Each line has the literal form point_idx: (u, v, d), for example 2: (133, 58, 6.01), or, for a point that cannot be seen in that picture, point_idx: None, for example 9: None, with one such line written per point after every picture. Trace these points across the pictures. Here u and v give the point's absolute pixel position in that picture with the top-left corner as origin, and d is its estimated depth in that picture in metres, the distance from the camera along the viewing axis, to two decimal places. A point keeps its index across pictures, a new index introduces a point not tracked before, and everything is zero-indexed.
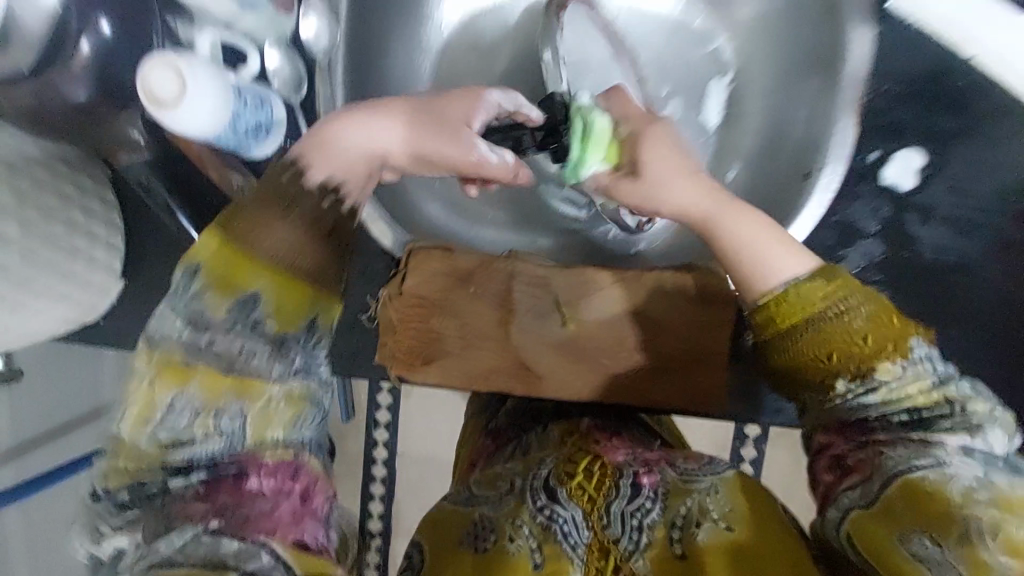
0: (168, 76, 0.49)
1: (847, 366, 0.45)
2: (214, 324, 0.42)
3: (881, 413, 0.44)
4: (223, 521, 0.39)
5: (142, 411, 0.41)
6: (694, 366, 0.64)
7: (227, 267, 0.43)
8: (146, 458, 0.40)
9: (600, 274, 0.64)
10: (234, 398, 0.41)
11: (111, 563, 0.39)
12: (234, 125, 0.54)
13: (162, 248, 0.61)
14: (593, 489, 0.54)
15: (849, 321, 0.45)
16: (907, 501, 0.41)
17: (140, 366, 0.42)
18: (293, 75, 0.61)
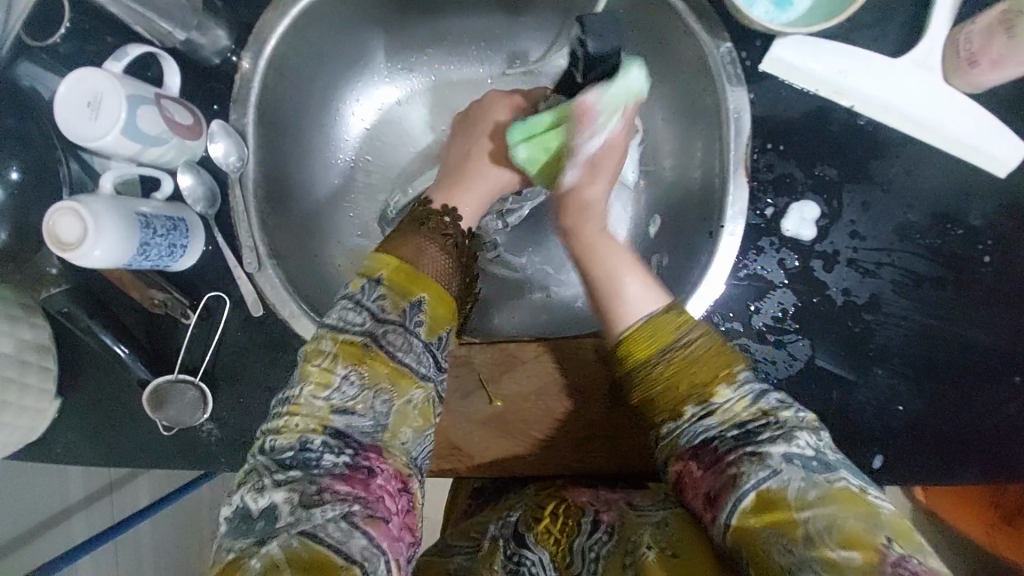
0: (72, 221, 0.52)
1: (699, 394, 0.50)
2: (389, 320, 0.53)
3: (710, 430, 0.48)
4: (359, 508, 0.44)
5: (320, 380, 0.49)
6: (624, 430, 0.63)
7: (401, 280, 0.54)
8: (318, 416, 0.48)
9: (521, 349, 0.64)
10: (388, 385, 0.51)
11: (262, 517, 0.43)
12: (143, 254, 0.57)
13: (96, 362, 0.65)
14: (557, 531, 0.55)
15: (694, 348, 0.52)
16: (760, 513, 0.42)
17: (326, 345, 0.51)
18: (207, 193, 0.62)
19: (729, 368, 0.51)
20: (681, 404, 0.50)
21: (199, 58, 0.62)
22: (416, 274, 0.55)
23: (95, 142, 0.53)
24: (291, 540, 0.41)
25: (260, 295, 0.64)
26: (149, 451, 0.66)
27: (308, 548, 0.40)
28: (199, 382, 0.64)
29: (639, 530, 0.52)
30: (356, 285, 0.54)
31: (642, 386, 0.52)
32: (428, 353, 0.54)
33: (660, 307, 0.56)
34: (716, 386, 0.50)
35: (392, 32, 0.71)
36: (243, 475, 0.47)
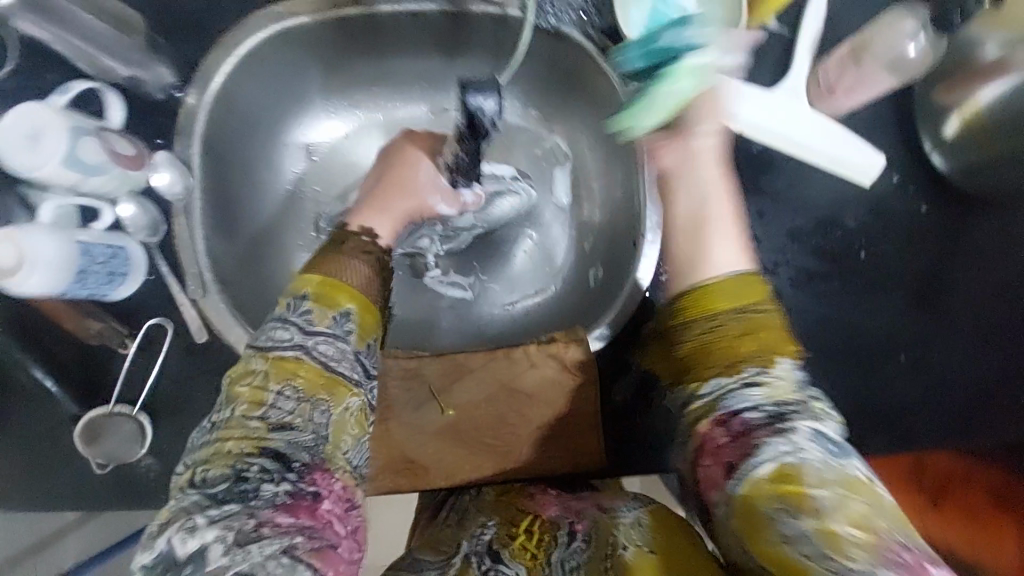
0: (6, 251, 0.52)
1: (756, 359, 0.52)
2: (318, 330, 0.51)
3: (749, 401, 0.50)
4: (306, 539, 0.43)
5: (252, 398, 0.47)
6: (571, 428, 0.67)
7: (322, 293, 0.53)
8: (248, 441, 0.45)
9: (469, 358, 0.67)
10: (325, 394, 0.49)
11: (190, 561, 0.41)
12: (80, 281, 0.58)
13: (16, 400, 0.62)
14: (533, 547, 0.56)
15: (756, 318, 0.54)
16: (774, 481, 0.45)
17: (256, 364, 0.49)
18: (148, 222, 0.63)
19: (789, 344, 0.53)
20: (733, 365, 0.52)
21: (143, 93, 0.64)
22: (341, 287, 0.55)
23: (30, 173, 0.55)
24: None
25: (205, 323, 0.64)
26: (78, 495, 0.63)
27: None
28: (139, 416, 0.62)
29: (614, 531, 0.54)
30: (279, 304, 0.53)
31: (698, 342, 0.54)
32: (359, 363, 0.52)
33: (740, 271, 0.57)
34: (771, 358, 0.52)
35: (335, 73, 0.75)
36: (176, 509, 0.44)
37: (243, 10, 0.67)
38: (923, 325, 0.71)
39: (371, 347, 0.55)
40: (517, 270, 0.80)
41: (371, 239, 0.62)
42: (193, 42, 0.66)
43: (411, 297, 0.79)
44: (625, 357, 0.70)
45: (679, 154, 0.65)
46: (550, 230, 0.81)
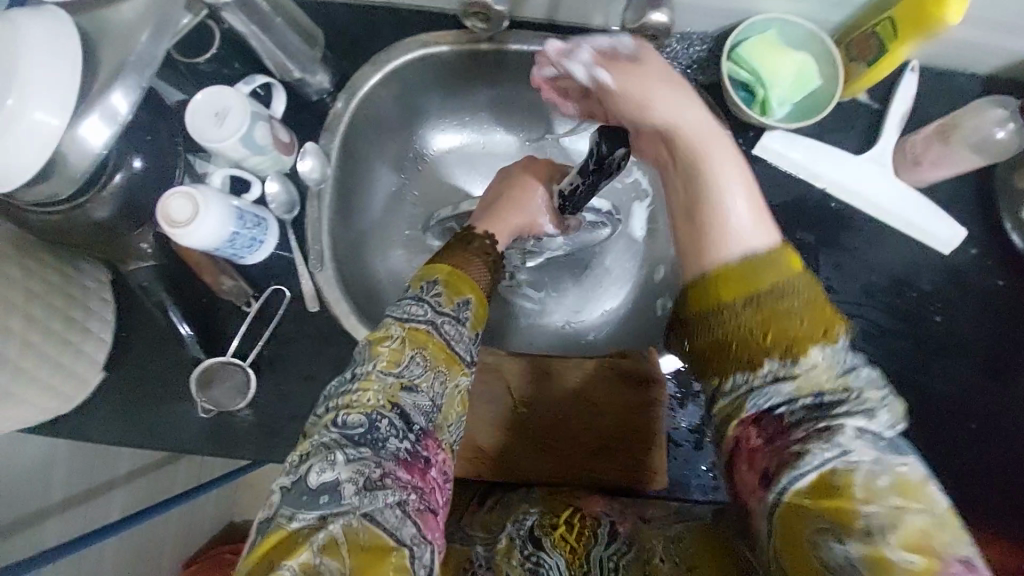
0: (184, 203, 0.60)
1: (799, 348, 0.44)
2: (445, 309, 0.59)
3: (783, 402, 0.43)
4: (415, 496, 0.48)
5: (391, 357, 0.54)
6: (634, 444, 0.70)
7: (453, 281, 0.61)
8: (383, 396, 0.51)
9: (546, 362, 0.72)
10: (445, 370, 0.56)
11: (324, 492, 0.45)
12: (230, 241, 0.65)
13: (146, 335, 0.70)
14: (573, 539, 0.57)
15: (790, 302, 0.45)
16: (815, 490, 0.40)
17: (394, 330, 0.56)
18: (287, 199, 0.72)
19: (828, 325, 0.44)
20: (788, 352, 0.44)
21: (301, 93, 0.75)
22: (465, 279, 0.62)
23: (213, 143, 0.63)
24: (353, 520, 0.44)
25: (318, 295, 0.72)
26: (181, 430, 0.70)
27: (367, 530, 0.44)
28: (246, 367, 0.69)
29: (655, 543, 0.56)
30: (414, 286, 0.61)
31: (757, 314, 0.45)
32: (471, 346, 0.60)
33: (774, 245, 0.47)
34: (801, 343, 0.44)
35: (454, 96, 0.84)
36: (314, 439, 0.49)
37: (394, 36, 0.77)
38: (992, 397, 0.72)
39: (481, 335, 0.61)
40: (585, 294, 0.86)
41: (491, 242, 0.69)
42: (350, 57, 0.77)
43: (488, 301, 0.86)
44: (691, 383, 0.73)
45: (644, 97, 0.51)
46: (626, 265, 0.86)
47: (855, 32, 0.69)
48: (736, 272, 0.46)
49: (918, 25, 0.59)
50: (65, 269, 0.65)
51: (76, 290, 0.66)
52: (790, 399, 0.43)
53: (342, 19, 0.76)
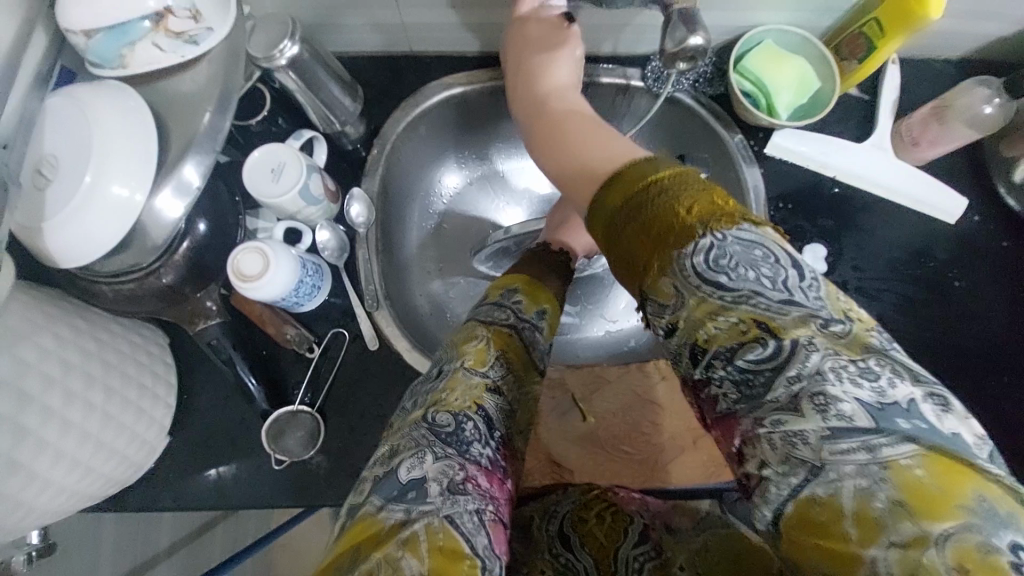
0: (255, 258, 0.62)
1: (671, 258, 0.40)
2: (528, 319, 0.61)
3: (721, 371, 0.37)
4: (487, 505, 0.46)
5: (478, 356, 0.54)
6: (701, 438, 0.73)
7: (535, 293, 0.64)
8: (471, 394, 0.52)
9: (608, 369, 0.76)
10: (520, 374, 0.57)
11: (411, 489, 0.44)
12: (295, 289, 0.67)
13: (215, 391, 0.72)
14: (603, 536, 0.57)
15: (664, 203, 0.41)
16: (800, 521, 0.34)
17: (479, 331, 0.57)
18: (338, 244, 0.74)
19: (702, 223, 0.39)
20: (660, 267, 0.40)
21: (339, 143, 0.78)
22: (542, 289, 0.65)
23: (274, 199, 0.66)
24: (433, 519, 0.43)
25: (377, 332, 0.73)
26: (257, 485, 0.70)
27: (446, 532, 0.42)
28: (315, 412, 0.70)
29: (677, 552, 0.55)
30: (494, 294, 0.63)
31: (622, 235, 0.43)
32: (547, 355, 0.62)
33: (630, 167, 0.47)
34: (666, 267, 0.40)
35: (476, 130, 0.88)
36: (401, 432, 0.50)
37: (419, 81, 0.82)
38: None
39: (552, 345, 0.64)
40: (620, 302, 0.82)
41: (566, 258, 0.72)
42: (380, 105, 0.81)
43: None
44: None
45: (545, 68, 0.68)
46: None
47: (843, 34, 0.76)
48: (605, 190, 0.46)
49: (904, 23, 0.66)
50: (131, 337, 0.66)
51: (143, 356, 0.66)
52: (704, 368, 0.38)
53: (369, 71, 0.81)
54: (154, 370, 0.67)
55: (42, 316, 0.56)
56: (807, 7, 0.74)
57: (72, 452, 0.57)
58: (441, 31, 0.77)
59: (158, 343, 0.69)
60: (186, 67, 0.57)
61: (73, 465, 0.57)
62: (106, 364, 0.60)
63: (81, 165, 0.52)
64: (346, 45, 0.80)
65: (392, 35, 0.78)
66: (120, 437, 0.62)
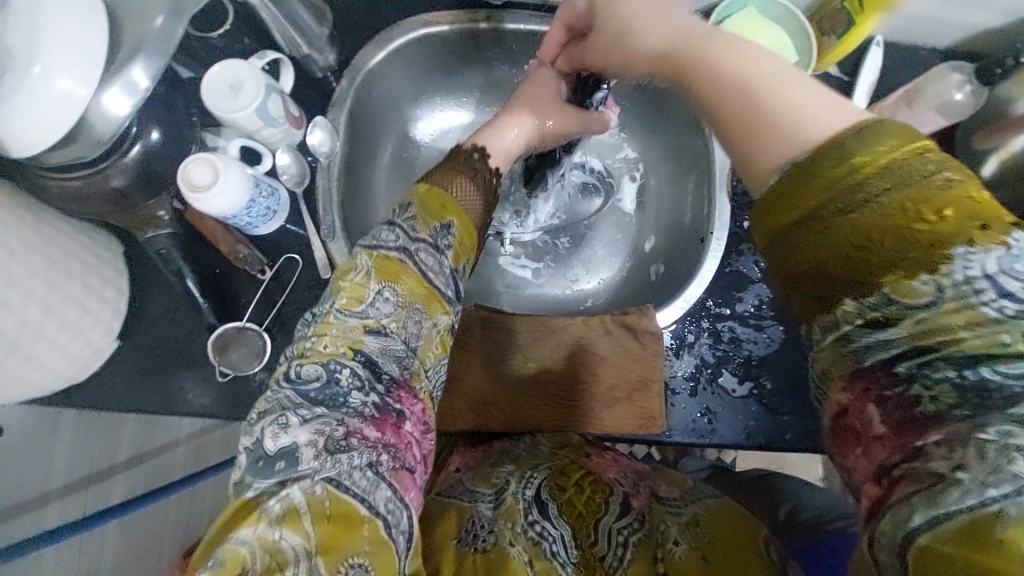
0: (205, 169, 0.62)
1: (911, 267, 0.36)
2: (421, 236, 0.53)
3: (946, 373, 0.35)
4: (387, 456, 0.44)
5: (354, 294, 0.49)
6: (638, 391, 0.74)
7: (436, 205, 0.55)
8: (351, 333, 0.47)
9: (552, 320, 0.78)
10: (423, 304, 0.51)
11: (282, 456, 0.41)
12: (247, 209, 0.68)
13: (166, 302, 0.74)
14: (581, 506, 0.61)
15: (923, 189, 0.37)
16: (961, 536, 0.32)
17: (362, 261, 0.51)
18: (298, 172, 0.75)
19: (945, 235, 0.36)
20: (886, 278, 0.37)
21: (307, 70, 0.77)
22: (447, 200, 0.57)
23: (230, 115, 0.66)
24: (314, 485, 0.40)
25: (330, 263, 0.75)
26: (200, 397, 0.72)
27: (332, 496, 0.40)
28: (261, 330, 0.71)
29: (667, 525, 0.61)
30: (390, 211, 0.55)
31: (831, 233, 0.38)
32: (452, 280, 0.54)
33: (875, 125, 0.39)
34: (898, 275, 0.37)
35: (452, 74, 0.87)
36: (268, 399, 0.45)
37: (397, 15, 0.80)
38: None
39: (464, 267, 0.56)
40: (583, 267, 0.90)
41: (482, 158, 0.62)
42: (354, 36, 0.80)
43: (494, 274, 0.89)
44: (683, 335, 0.77)
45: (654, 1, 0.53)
46: (624, 235, 0.91)
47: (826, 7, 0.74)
48: (795, 173, 0.40)
49: None
50: (81, 238, 0.66)
51: (93, 259, 0.67)
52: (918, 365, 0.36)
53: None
54: (103, 273, 0.68)
55: None
56: None
57: (12, 336, 0.59)
58: None
59: (109, 250, 0.70)
60: None
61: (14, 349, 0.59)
62: (52, 259, 0.61)
63: (30, 50, 0.52)
64: None
65: None
66: (62, 332, 0.64)
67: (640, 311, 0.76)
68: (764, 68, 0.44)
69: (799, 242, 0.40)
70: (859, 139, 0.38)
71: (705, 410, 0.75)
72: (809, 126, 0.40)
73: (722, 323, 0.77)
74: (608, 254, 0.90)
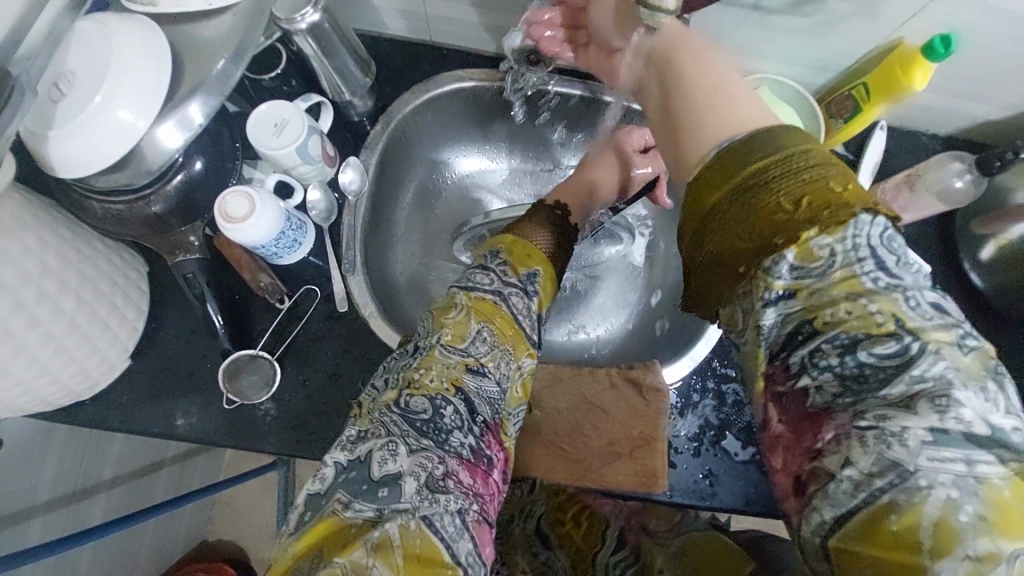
0: (242, 201, 0.65)
1: (812, 231, 0.38)
2: (511, 282, 0.58)
3: (831, 360, 0.36)
4: (476, 504, 0.44)
5: (457, 331, 0.52)
6: (641, 448, 0.73)
7: (519, 254, 0.62)
8: (453, 369, 0.50)
9: (561, 370, 0.79)
10: (511, 346, 0.55)
11: (384, 485, 0.42)
12: (276, 240, 0.70)
13: (183, 324, 0.75)
14: (582, 540, 0.68)
15: (802, 181, 0.40)
16: (867, 535, 0.33)
17: (460, 300, 0.55)
18: (326, 208, 0.78)
19: (822, 218, 0.38)
20: (790, 241, 0.38)
21: (345, 113, 0.82)
22: (531, 251, 0.64)
23: (272, 151, 0.69)
24: (410, 520, 0.40)
25: (348, 297, 0.76)
26: (204, 421, 0.72)
27: (425, 536, 0.40)
28: (274, 359, 0.72)
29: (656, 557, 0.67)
30: (477, 259, 0.62)
31: (749, 204, 0.41)
32: (535, 323, 0.58)
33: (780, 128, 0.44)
34: (799, 239, 0.38)
35: (481, 126, 0.91)
36: (367, 419, 0.47)
37: (434, 69, 0.86)
38: None
39: (548, 311, 0.62)
40: (595, 315, 0.91)
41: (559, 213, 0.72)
42: (392, 86, 0.85)
43: None
44: (688, 394, 0.78)
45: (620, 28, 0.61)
46: (633, 286, 0.92)
47: (834, 93, 0.80)
48: (718, 163, 0.44)
49: (891, 88, 0.71)
50: (112, 257, 0.68)
51: (120, 278, 0.69)
52: (811, 353, 0.37)
53: (388, 53, 0.86)
54: (127, 292, 0.70)
55: (32, 218, 0.59)
56: (804, 63, 0.78)
57: (35, 349, 0.60)
58: (460, 27, 0.81)
59: (136, 270, 0.72)
60: (210, 15, 0.61)
61: (32, 362, 0.60)
62: (82, 276, 0.63)
63: (94, 82, 0.56)
64: (370, 25, 0.84)
65: (414, 22, 0.82)
66: (82, 348, 0.65)
67: (640, 367, 0.78)
68: (716, 80, 0.50)
69: (709, 238, 0.43)
70: (760, 139, 0.43)
71: (707, 472, 0.74)
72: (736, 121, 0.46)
73: (726, 385, 0.78)
74: (611, 304, 0.92)
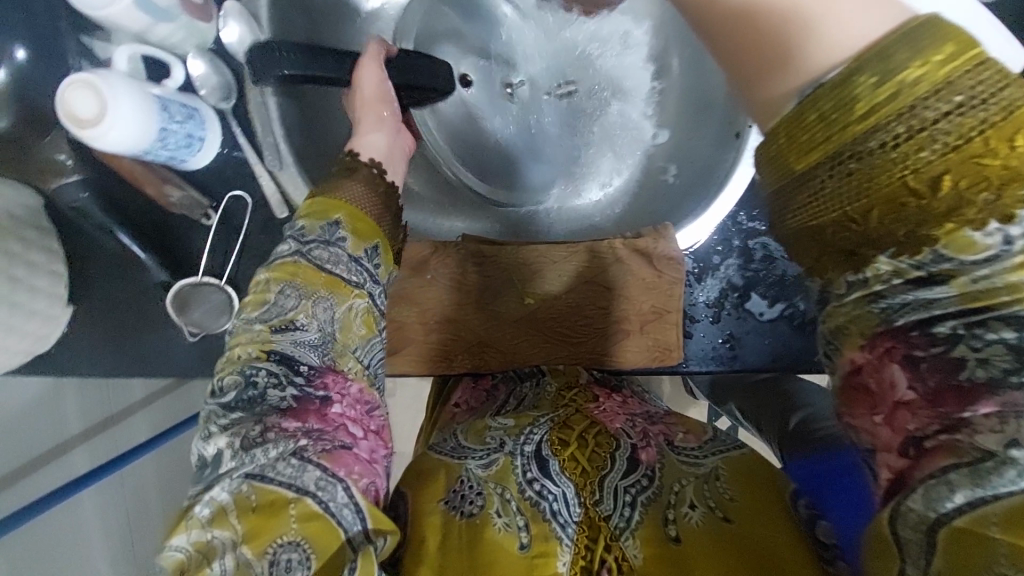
0: (86, 95, 0.49)
1: (970, 217, 0.30)
2: (314, 235, 0.46)
3: (1002, 334, 0.30)
4: (310, 442, 0.38)
5: (254, 301, 0.44)
6: (653, 322, 0.65)
7: (320, 207, 0.48)
8: (260, 337, 0.42)
9: (554, 250, 0.67)
10: (327, 294, 0.44)
11: (210, 465, 0.38)
12: (161, 139, 0.55)
13: (105, 260, 0.64)
14: (585, 461, 0.50)
15: (962, 126, 0.29)
16: (1010, 521, 0.27)
17: (263, 276, 0.45)
18: (222, 84, 0.60)
19: (982, 195, 0.30)
20: (937, 231, 0.30)
21: None
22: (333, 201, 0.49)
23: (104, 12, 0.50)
24: (239, 484, 0.36)
25: (284, 198, 0.62)
26: (168, 362, 0.64)
27: (258, 492, 0.36)
28: (223, 284, 0.62)
29: (683, 484, 0.48)
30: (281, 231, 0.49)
31: (862, 174, 0.31)
32: (358, 266, 0.46)
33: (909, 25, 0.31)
34: (950, 227, 0.30)
35: None
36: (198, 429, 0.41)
37: None
38: None
39: (375, 246, 0.48)
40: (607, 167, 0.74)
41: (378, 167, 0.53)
42: None
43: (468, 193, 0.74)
44: (709, 255, 0.66)
45: None
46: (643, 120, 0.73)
47: None
48: (818, 110, 0.32)
49: None
50: None
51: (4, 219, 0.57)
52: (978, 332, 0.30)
53: None
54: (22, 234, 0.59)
55: None
56: None
57: None
58: None
59: (26, 206, 0.60)
60: None
61: None
62: None
63: None
64: None
65: None
66: None
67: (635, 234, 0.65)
68: None
69: (820, 202, 0.32)
70: (887, 68, 0.30)
71: (727, 336, 0.66)
72: (837, 42, 0.32)
73: (755, 240, 0.65)
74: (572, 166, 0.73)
